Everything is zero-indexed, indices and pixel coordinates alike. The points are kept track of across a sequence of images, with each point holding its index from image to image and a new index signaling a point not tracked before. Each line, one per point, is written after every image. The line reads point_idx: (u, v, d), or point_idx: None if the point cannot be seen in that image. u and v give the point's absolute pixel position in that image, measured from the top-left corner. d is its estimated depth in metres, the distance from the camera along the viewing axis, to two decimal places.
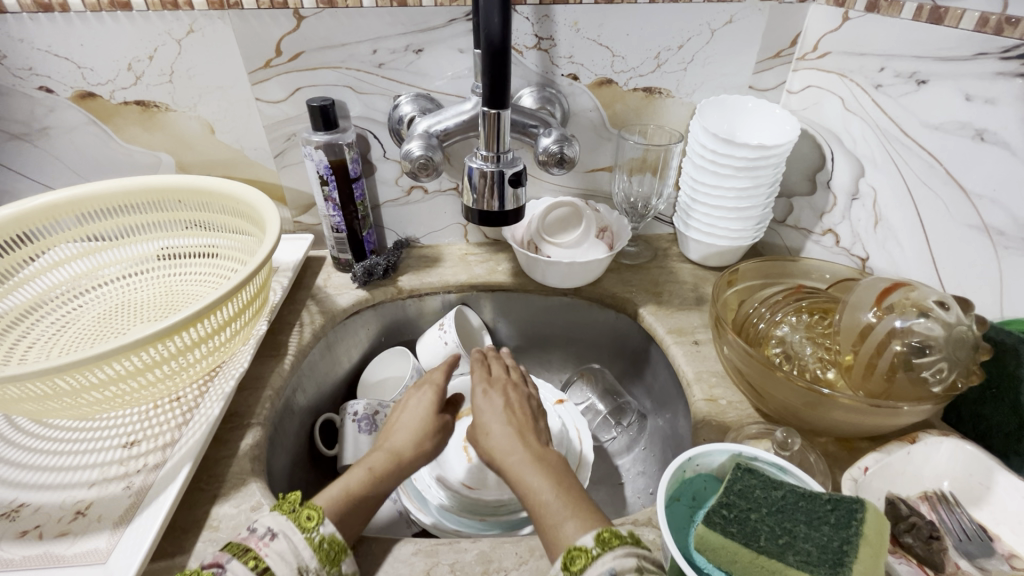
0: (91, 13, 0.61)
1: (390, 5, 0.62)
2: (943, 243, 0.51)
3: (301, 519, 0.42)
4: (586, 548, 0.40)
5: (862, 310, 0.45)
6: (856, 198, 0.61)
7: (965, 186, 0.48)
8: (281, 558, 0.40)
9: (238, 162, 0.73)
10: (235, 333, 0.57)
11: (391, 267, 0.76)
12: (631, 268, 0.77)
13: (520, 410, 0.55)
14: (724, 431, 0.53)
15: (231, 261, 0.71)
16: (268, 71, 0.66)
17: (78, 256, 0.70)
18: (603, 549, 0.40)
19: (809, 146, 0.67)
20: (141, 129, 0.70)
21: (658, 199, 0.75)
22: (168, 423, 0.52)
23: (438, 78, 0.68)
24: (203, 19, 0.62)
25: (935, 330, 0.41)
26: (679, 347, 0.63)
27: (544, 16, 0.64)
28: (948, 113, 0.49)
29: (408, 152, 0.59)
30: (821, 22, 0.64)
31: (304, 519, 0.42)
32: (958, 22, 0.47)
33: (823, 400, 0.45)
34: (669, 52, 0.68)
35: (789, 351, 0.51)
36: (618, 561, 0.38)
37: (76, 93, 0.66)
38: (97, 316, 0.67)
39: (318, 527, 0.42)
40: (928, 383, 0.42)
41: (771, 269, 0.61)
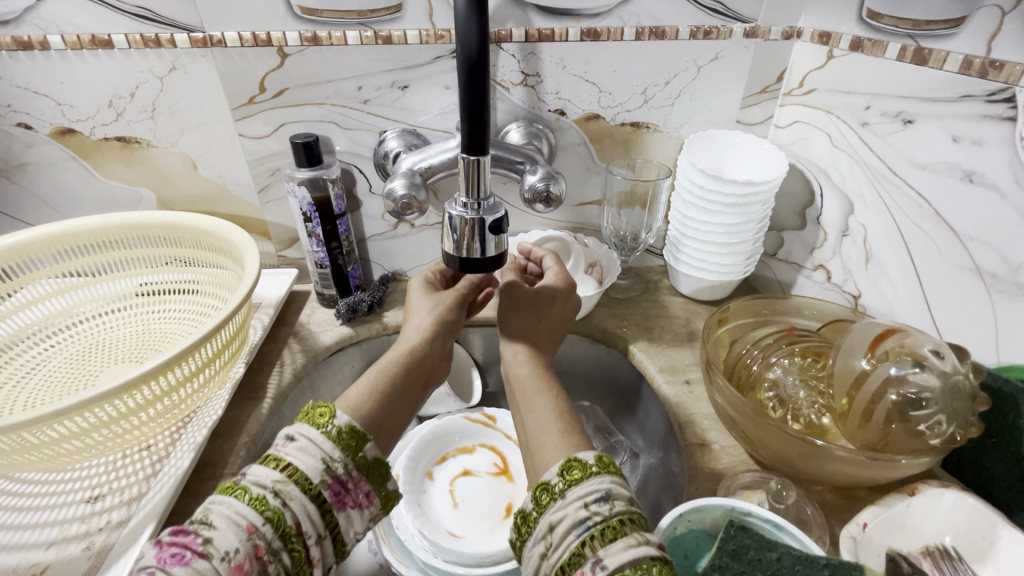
0: (72, 50, 0.60)
1: (375, 43, 0.62)
2: (936, 284, 0.50)
3: (313, 418, 0.46)
4: (582, 464, 0.41)
5: (856, 357, 0.43)
6: (846, 234, 0.60)
7: (955, 228, 0.48)
8: (302, 453, 0.43)
9: (221, 197, 0.72)
10: (211, 378, 0.56)
11: (377, 302, 0.74)
12: (621, 301, 0.76)
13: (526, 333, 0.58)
14: (717, 479, 0.51)
15: (212, 298, 0.69)
16: (252, 107, 0.65)
17: (53, 293, 0.68)
18: (601, 469, 0.41)
19: (798, 181, 0.67)
20: (122, 165, 0.69)
21: (648, 232, 0.75)
22: (135, 475, 0.50)
23: (424, 113, 0.67)
24: (186, 57, 0.61)
25: (930, 381, 0.40)
26: (671, 387, 0.61)
27: (530, 53, 0.64)
28: (936, 153, 0.49)
29: (392, 190, 0.58)
30: (807, 58, 0.64)
31: (317, 416, 0.46)
32: (942, 65, 0.47)
33: (817, 452, 0.43)
34: (655, 88, 0.68)
35: (782, 395, 0.50)
36: (614, 482, 0.40)
37: (56, 129, 0.65)
38: (70, 357, 0.65)
39: (331, 421, 0.46)
40: (925, 436, 0.40)
41: (763, 307, 0.59)
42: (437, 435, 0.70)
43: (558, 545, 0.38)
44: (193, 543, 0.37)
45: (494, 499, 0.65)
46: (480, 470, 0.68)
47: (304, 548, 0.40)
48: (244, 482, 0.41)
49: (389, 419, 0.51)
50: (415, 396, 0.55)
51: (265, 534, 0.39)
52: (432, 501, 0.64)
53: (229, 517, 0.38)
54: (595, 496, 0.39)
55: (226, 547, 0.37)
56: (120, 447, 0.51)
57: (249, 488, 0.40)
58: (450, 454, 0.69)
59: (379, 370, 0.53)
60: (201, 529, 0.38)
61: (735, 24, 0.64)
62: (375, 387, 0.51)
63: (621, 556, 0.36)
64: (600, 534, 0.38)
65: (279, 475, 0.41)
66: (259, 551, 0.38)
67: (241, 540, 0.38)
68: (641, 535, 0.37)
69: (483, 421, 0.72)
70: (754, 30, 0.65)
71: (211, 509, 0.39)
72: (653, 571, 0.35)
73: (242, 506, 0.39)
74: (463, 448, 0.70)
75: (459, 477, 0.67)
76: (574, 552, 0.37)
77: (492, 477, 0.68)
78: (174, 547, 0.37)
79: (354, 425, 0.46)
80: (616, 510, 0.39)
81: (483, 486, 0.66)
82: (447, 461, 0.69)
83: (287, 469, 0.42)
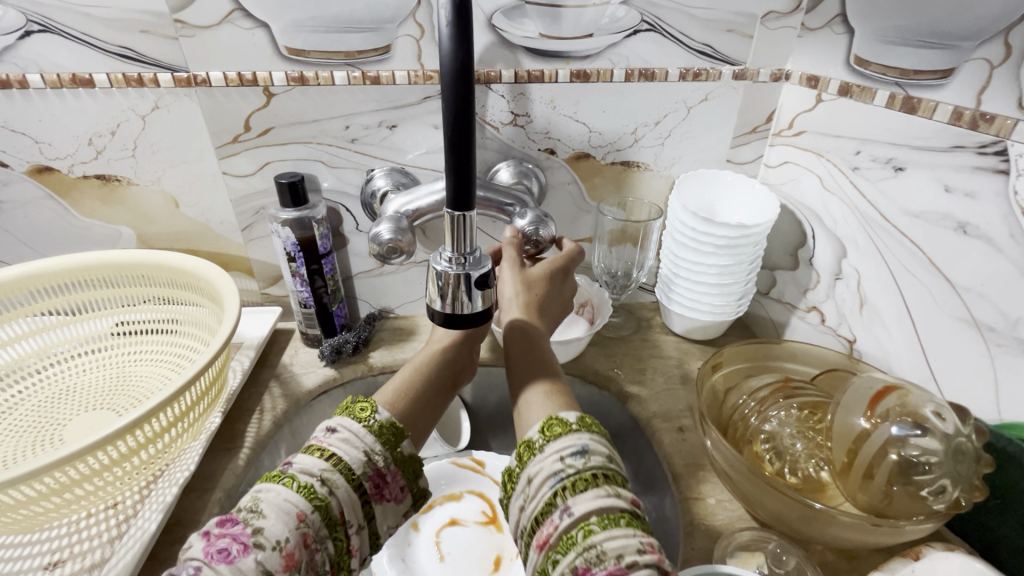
0: (52, 89, 0.59)
1: (362, 83, 0.61)
2: (932, 334, 0.49)
3: (356, 412, 0.46)
4: (561, 423, 0.43)
5: (855, 414, 0.42)
6: (840, 278, 0.60)
7: (951, 278, 0.47)
8: (345, 444, 0.43)
9: (203, 235, 0.70)
10: (185, 430, 0.53)
11: (363, 342, 0.72)
12: (613, 340, 0.74)
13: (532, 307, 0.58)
14: (714, 538, 0.48)
15: (191, 339, 0.67)
16: (237, 146, 0.64)
17: (25, 335, 0.65)
18: (581, 427, 0.42)
19: (790, 222, 0.67)
20: (101, 204, 0.67)
21: (639, 270, 0.73)
22: (100, 537, 0.48)
23: (412, 152, 0.66)
24: (169, 96, 0.60)
25: (932, 444, 0.38)
26: (665, 434, 0.59)
27: (519, 94, 0.64)
28: (928, 202, 0.48)
29: (377, 235, 0.57)
30: (795, 101, 0.64)
31: (359, 410, 0.46)
32: (932, 114, 0.47)
33: (817, 515, 0.41)
34: (645, 128, 0.68)
35: (780, 448, 0.48)
36: (591, 438, 0.41)
37: (33, 167, 0.64)
38: (39, 403, 0.62)
39: (373, 416, 0.46)
40: (929, 501, 0.38)
41: (756, 352, 0.58)
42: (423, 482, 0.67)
43: (533, 497, 0.40)
44: (242, 533, 0.37)
45: (483, 552, 0.61)
46: (468, 519, 0.65)
47: (345, 538, 0.41)
48: (291, 470, 0.41)
49: (423, 415, 0.52)
50: (448, 390, 0.56)
51: (313, 523, 0.39)
52: (417, 554, 0.61)
53: (279, 505, 0.39)
54: (571, 449, 0.40)
55: (276, 536, 0.37)
56: (87, 506, 0.48)
57: (297, 476, 0.41)
58: (436, 502, 0.66)
59: (413, 369, 0.55)
60: (250, 519, 0.38)
61: (724, 67, 0.65)
62: (403, 385, 0.52)
63: (589, 504, 0.37)
64: (572, 485, 0.39)
65: (325, 465, 0.42)
66: (308, 540, 0.38)
67: (290, 529, 0.38)
68: (612, 487, 0.38)
69: (471, 466, 0.70)
70: (743, 72, 0.65)
71: (260, 497, 0.39)
72: (620, 520, 0.37)
73: (291, 494, 0.39)
74: (451, 496, 0.67)
75: (446, 527, 0.64)
76: (546, 502, 0.39)
77: (481, 526, 0.64)
78: (223, 540, 0.36)
79: (393, 421, 0.47)
80: (590, 463, 0.39)
81: (471, 538, 0.63)
82: (433, 510, 0.66)
83: (331, 459, 0.42)
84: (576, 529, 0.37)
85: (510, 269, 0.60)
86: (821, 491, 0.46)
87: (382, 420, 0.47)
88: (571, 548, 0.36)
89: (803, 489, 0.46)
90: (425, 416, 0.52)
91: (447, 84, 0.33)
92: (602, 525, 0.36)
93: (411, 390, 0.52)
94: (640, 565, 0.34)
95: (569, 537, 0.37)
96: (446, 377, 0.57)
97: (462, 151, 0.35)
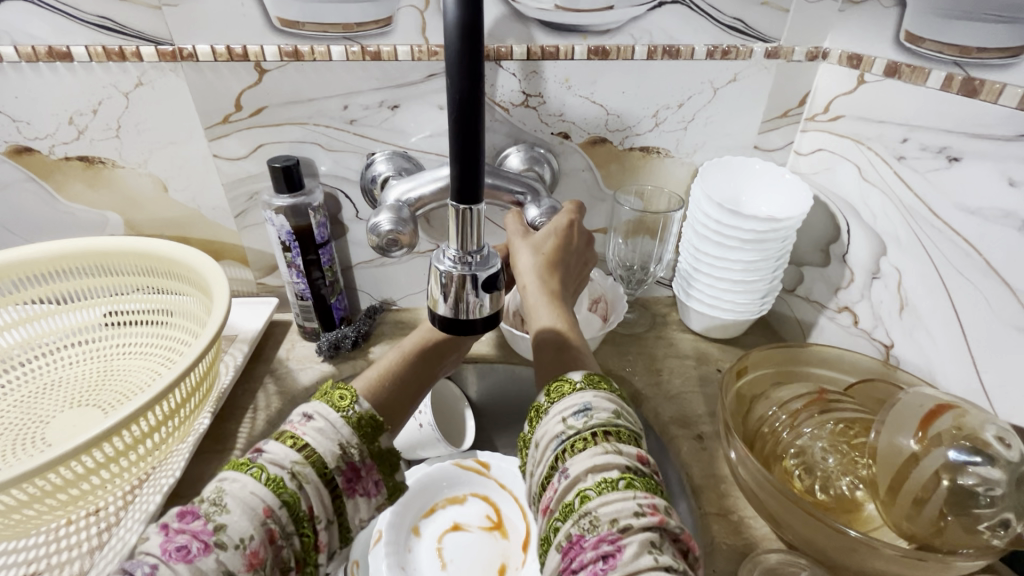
0: (28, 63, 0.55)
1: (362, 59, 0.56)
2: (984, 344, 0.45)
3: (334, 400, 0.42)
4: (567, 384, 0.40)
5: (903, 433, 0.38)
6: (877, 277, 0.55)
7: (1010, 283, 0.42)
8: (320, 435, 0.40)
9: (194, 221, 0.67)
10: (172, 433, 0.50)
11: (362, 337, 0.68)
12: (627, 338, 0.70)
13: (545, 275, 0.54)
14: (738, 560, 0.44)
15: (182, 332, 0.63)
16: (228, 126, 0.59)
17: (13, 324, 0.62)
18: (586, 385, 0.40)
19: (823, 216, 0.62)
20: (86, 187, 0.63)
21: (657, 264, 0.69)
22: (80, 546, 0.45)
23: (414, 135, 0.62)
24: (153, 72, 0.56)
25: (994, 474, 0.34)
26: (682, 442, 0.55)
27: (532, 72, 0.59)
28: (988, 197, 0.43)
29: (376, 225, 0.53)
30: (833, 82, 0.59)
31: (338, 399, 0.43)
32: (996, 98, 0.42)
33: (857, 545, 0.38)
34: (667, 110, 0.63)
35: (810, 463, 0.45)
36: (594, 396, 0.38)
37: (11, 147, 0.60)
38: (25, 397, 0.59)
39: (353, 406, 0.42)
40: (987, 535, 0.34)
41: (783, 356, 0.54)
42: (424, 484, 0.64)
43: (540, 461, 0.38)
44: (203, 531, 0.33)
45: (487, 560, 0.58)
46: (472, 524, 0.62)
47: (313, 534, 0.38)
48: (260, 460, 0.37)
49: (401, 400, 0.51)
50: (426, 383, 0.55)
51: (280, 519, 0.36)
52: (418, 557, 0.58)
53: (244, 499, 0.35)
54: (573, 410, 0.38)
55: (240, 534, 0.34)
56: (66, 514, 0.45)
57: (265, 467, 0.37)
58: (439, 505, 0.63)
59: (400, 351, 0.54)
60: (212, 513, 0.34)
61: (756, 44, 0.59)
62: (386, 370, 0.52)
63: (585, 464, 0.34)
64: (572, 446, 0.36)
65: (297, 457, 0.38)
66: (273, 536, 0.35)
67: (256, 525, 0.34)
68: (612, 445, 0.35)
69: (476, 468, 0.66)
70: (776, 50, 0.59)
71: (224, 489, 0.36)
72: (618, 483, 0.34)
73: (258, 488, 0.36)
74: (454, 499, 0.64)
75: (449, 532, 0.61)
76: (550, 466, 0.37)
77: (485, 532, 0.61)
78: (183, 536, 0.33)
79: (374, 413, 0.43)
80: (591, 422, 0.36)
81: (474, 544, 0.60)
82: (435, 514, 0.63)
83: (304, 451, 0.38)
84: (573, 494, 0.34)
85: (518, 239, 0.57)
86: (856, 512, 0.42)
87: (363, 411, 0.43)
88: (569, 516, 0.34)
89: (836, 509, 0.42)
90: (405, 402, 0.52)
91: (456, 49, 0.28)
92: (598, 490, 0.33)
93: (393, 376, 0.52)
94: (636, 528, 0.31)
95: (567, 503, 0.34)
96: (436, 357, 0.56)
97: (469, 137, 0.30)
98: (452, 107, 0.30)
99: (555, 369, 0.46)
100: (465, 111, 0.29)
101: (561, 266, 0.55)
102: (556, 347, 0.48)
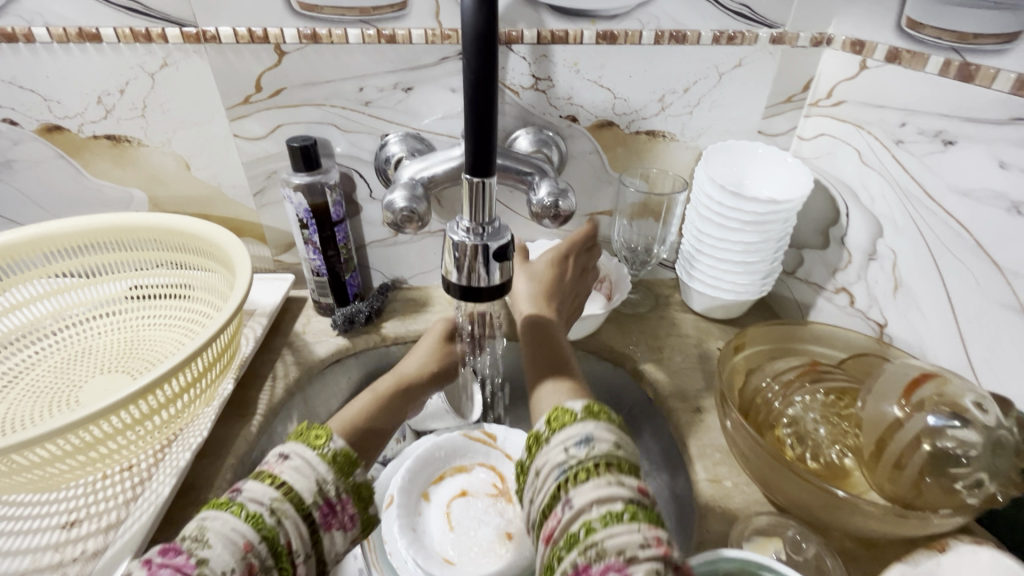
0: (59, 44, 0.57)
1: (377, 42, 0.58)
2: (973, 320, 0.47)
3: (310, 439, 0.45)
4: (567, 414, 0.42)
5: (887, 402, 0.40)
6: (874, 259, 0.57)
7: (998, 262, 0.44)
8: (297, 472, 0.42)
9: (215, 199, 0.69)
10: (197, 396, 0.53)
11: (375, 313, 0.71)
12: (630, 317, 0.73)
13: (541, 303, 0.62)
14: (730, 521, 0.47)
15: (204, 304, 0.66)
16: (248, 107, 0.62)
17: (43, 296, 0.65)
18: (586, 415, 0.42)
19: (823, 199, 0.63)
20: (113, 165, 0.66)
21: (661, 245, 0.70)
22: (116, 498, 0.48)
23: (427, 117, 0.64)
24: (178, 53, 0.58)
25: (971, 437, 0.36)
26: (681, 415, 0.57)
27: (542, 56, 0.61)
28: (980, 179, 0.45)
29: (391, 202, 0.55)
30: (836, 68, 0.60)
31: (314, 438, 0.45)
32: (990, 83, 0.43)
33: (841, 503, 0.40)
34: (673, 95, 0.64)
35: (802, 433, 0.47)
36: (595, 426, 0.40)
37: (43, 126, 0.62)
38: (56, 364, 0.62)
39: (328, 444, 0.45)
40: (963, 494, 0.37)
41: (781, 333, 0.57)
42: (433, 452, 0.66)
43: (542, 489, 0.40)
44: (185, 565, 0.35)
45: (494, 523, 0.61)
46: (478, 490, 0.65)
47: (292, 568, 0.39)
48: (240, 498, 0.39)
49: (376, 432, 0.54)
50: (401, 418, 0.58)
51: (260, 553, 0.37)
52: (429, 520, 0.61)
53: (226, 535, 0.37)
54: (575, 440, 0.40)
55: (222, 567, 0.35)
56: (100, 469, 0.48)
57: (245, 505, 0.39)
58: (447, 472, 0.66)
59: (377, 390, 0.57)
60: (194, 548, 0.36)
61: (761, 29, 0.60)
62: (364, 406, 0.54)
63: (589, 495, 0.36)
64: (575, 476, 0.38)
65: (275, 494, 0.40)
66: (253, 570, 0.37)
67: (236, 559, 0.36)
68: (614, 477, 0.37)
69: (481, 438, 0.69)
70: (781, 36, 0.61)
71: (206, 526, 0.37)
72: (623, 516, 0.35)
73: (239, 524, 0.38)
74: (461, 467, 0.67)
75: (456, 498, 0.64)
76: (552, 494, 0.39)
77: (491, 498, 0.64)
78: (166, 570, 0.35)
79: (348, 450, 0.46)
80: (594, 453, 0.39)
81: (481, 509, 0.63)
82: (443, 481, 0.65)
83: (282, 488, 0.40)
84: (578, 525, 0.36)
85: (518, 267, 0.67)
86: (842, 477, 0.45)
87: (338, 448, 0.45)
88: (574, 545, 0.35)
89: (825, 475, 0.45)
90: (378, 437, 0.54)
91: (470, 44, 0.31)
92: (603, 522, 0.35)
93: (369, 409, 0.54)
94: (642, 559, 0.33)
95: (572, 533, 0.36)
96: (410, 397, 0.60)
97: (484, 125, 0.33)
98: (468, 97, 0.32)
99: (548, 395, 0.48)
100: (481, 102, 0.32)
101: (557, 300, 0.63)
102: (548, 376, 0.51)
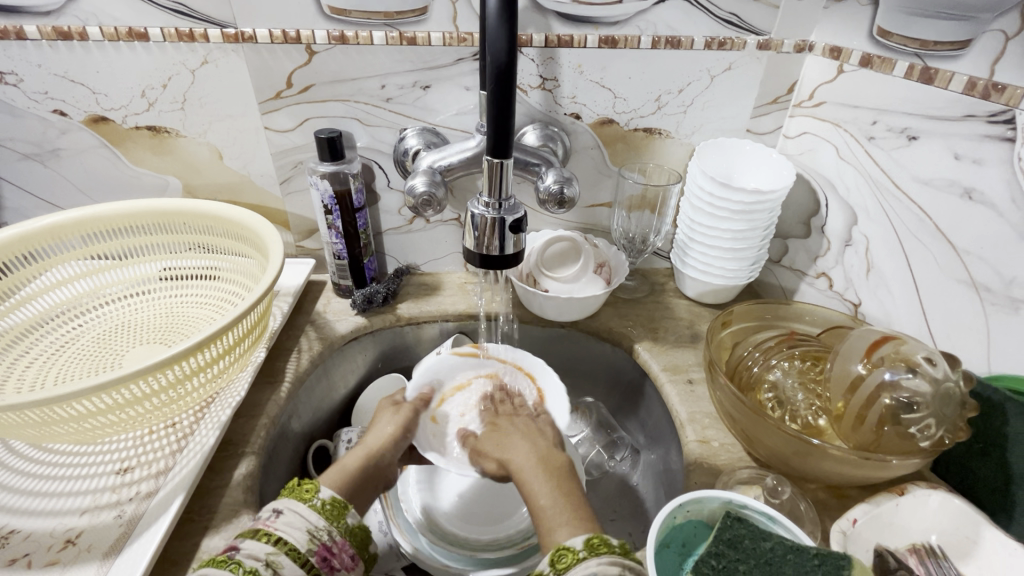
0: (110, 42, 0.63)
1: (400, 44, 0.64)
2: (933, 296, 0.52)
3: (299, 494, 0.47)
4: (570, 553, 0.40)
5: (852, 361, 0.46)
6: (849, 244, 0.62)
7: (954, 242, 0.50)
8: (291, 527, 0.44)
9: (244, 187, 0.75)
10: (234, 362, 0.58)
11: (391, 295, 0.76)
12: (628, 301, 0.78)
13: (529, 453, 0.52)
14: (716, 475, 0.52)
15: (234, 284, 0.71)
16: (279, 102, 0.67)
17: (82, 275, 0.70)
18: (589, 554, 0.40)
19: (804, 191, 0.69)
20: (151, 154, 0.71)
21: (657, 234, 0.76)
22: (162, 450, 0.53)
23: (443, 113, 0.69)
24: (218, 52, 0.64)
25: (922, 387, 0.42)
26: (674, 386, 0.63)
27: (549, 59, 0.66)
28: (939, 170, 0.51)
29: (412, 187, 0.61)
30: (817, 73, 0.66)
31: (303, 492, 0.48)
32: (947, 84, 0.49)
33: (812, 450, 0.45)
34: (669, 95, 0.70)
35: (781, 396, 0.52)
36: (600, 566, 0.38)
37: (89, 117, 0.68)
38: (97, 336, 0.67)
39: (317, 495, 0.47)
40: (916, 439, 0.43)
41: (764, 312, 0.63)
42: (428, 379, 0.64)
43: None
44: None
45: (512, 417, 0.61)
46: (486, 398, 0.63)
47: None
48: (239, 555, 0.41)
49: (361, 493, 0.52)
50: (381, 472, 0.55)
51: None
52: (443, 481, 0.66)
53: None
54: None
55: None
56: (148, 423, 0.53)
57: (243, 561, 0.40)
58: (446, 393, 0.64)
59: (353, 457, 0.55)
60: None
61: (749, 36, 0.66)
62: (348, 467, 0.53)
63: None
64: None
65: (271, 548, 0.42)
66: None
67: None
68: None
69: (471, 352, 0.67)
70: (767, 42, 0.67)
71: None
72: None
73: None
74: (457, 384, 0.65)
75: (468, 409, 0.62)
76: None
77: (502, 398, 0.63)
78: None
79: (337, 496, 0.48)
80: None
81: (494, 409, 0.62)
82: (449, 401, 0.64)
83: (278, 543, 0.42)
84: None
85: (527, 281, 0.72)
86: (819, 434, 0.49)
87: (327, 497, 0.48)
88: None
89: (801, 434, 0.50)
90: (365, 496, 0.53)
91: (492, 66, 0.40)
92: None
93: (354, 474, 0.53)
94: None
95: None
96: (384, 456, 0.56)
97: (503, 133, 0.42)
98: (490, 105, 0.41)
99: (551, 519, 0.45)
100: (501, 111, 0.41)
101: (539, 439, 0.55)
102: (551, 514, 0.45)
